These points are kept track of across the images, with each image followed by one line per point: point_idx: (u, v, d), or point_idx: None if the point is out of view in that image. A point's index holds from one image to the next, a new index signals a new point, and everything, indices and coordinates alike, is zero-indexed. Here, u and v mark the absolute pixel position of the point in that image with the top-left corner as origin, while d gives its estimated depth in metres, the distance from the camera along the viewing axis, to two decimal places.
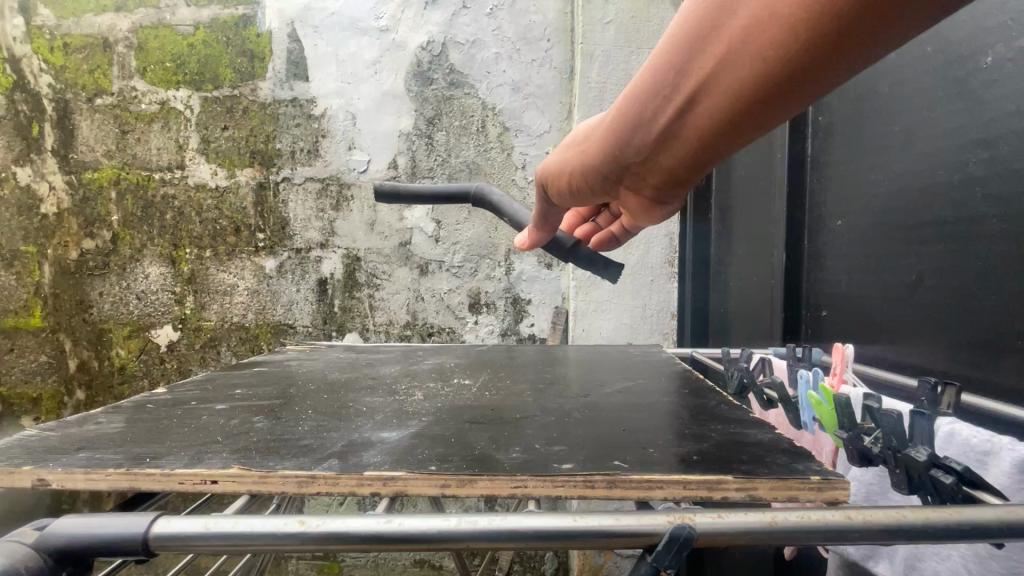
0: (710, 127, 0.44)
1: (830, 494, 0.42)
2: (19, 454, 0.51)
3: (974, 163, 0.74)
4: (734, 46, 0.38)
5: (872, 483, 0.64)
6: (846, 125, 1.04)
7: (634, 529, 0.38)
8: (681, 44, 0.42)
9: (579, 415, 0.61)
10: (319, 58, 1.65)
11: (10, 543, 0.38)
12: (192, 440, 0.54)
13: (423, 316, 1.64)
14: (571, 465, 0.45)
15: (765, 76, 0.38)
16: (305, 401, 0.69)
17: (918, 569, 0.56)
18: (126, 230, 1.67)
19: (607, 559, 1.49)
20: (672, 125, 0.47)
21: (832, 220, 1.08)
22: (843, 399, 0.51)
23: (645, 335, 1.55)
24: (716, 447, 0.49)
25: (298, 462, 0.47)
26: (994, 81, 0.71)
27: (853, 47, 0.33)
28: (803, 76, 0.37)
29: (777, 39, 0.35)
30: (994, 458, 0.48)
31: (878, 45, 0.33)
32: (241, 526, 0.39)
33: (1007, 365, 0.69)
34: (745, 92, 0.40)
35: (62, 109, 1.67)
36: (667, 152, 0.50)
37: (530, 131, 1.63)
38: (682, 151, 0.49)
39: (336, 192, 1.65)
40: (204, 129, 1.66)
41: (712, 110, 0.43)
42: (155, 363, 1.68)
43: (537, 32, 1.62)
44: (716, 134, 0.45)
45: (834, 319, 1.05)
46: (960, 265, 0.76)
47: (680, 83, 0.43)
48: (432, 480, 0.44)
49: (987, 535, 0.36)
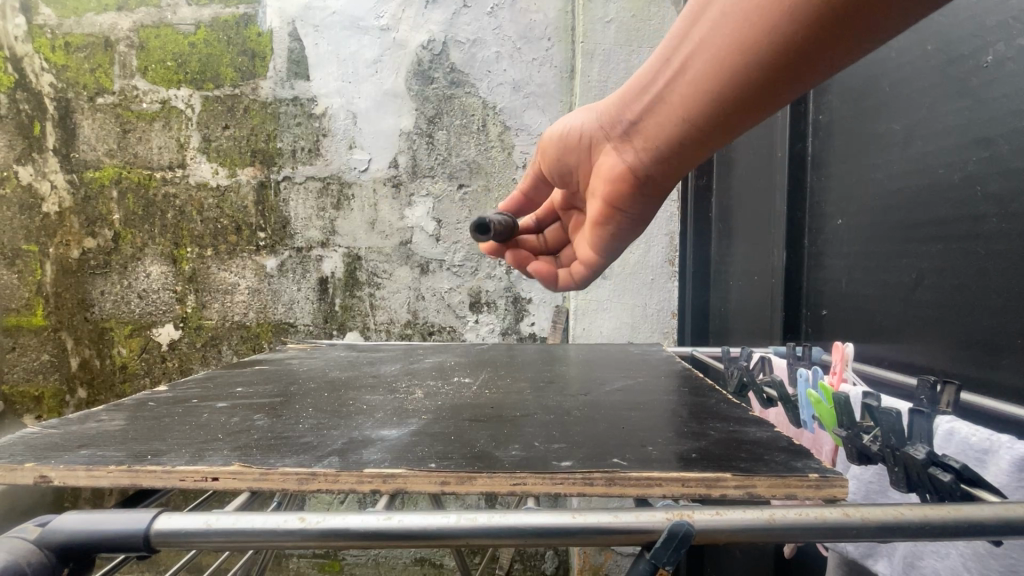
0: (691, 94, 0.55)
1: (829, 492, 0.42)
2: (21, 451, 0.51)
3: (974, 162, 0.74)
4: (719, 25, 0.49)
5: (871, 481, 0.64)
6: (846, 124, 1.04)
7: (633, 526, 0.38)
8: (689, 22, 0.54)
9: (579, 414, 0.61)
10: (320, 57, 1.65)
11: (12, 541, 0.38)
12: (193, 437, 0.55)
13: (423, 315, 1.64)
14: (571, 462, 0.46)
15: (737, 55, 0.48)
16: (306, 399, 0.69)
17: (917, 567, 0.56)
18: (128, 230, 1.68)
19: (607, 558, 1.49)
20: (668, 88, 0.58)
21: (832, 219, 1.08)
22: (842, 398, 0.52)
23: (645, 334, 1.55)
24: (715, 445, 0.49)
25: (299, 459, 0.47)
26: (994, 80, 0.72)
27: (816, 42, 0.43)
28: (771, 63, 0.47)
29: (755, 23, 0.46)
30: (993, 457, 0.49)
31: (840, 44, 0.42)
32: (242, 522, 0.39)
33: (1006, 363, 0.69)
34: (722, 68, 0.51)
35: (64, 108, 1.68)
36: (659, 116, 0.61)
37: (530, 130, 1.63)
38: (669, 117, 0.60)
39: (337, 191, 1.65)
40: (204, 129, 1.66)
41: (695, 79, 0.54)
42: (156, 361, 1.68)
43: (537, 31, 1.62)
44: (697, 103, 0.55)
45: (834, 318, 1.05)
46: (959, 264, 0.76)
47: (681, 52, 0.55)
48: (431, 477, 0.44)
49: (985, 533, 0.36)
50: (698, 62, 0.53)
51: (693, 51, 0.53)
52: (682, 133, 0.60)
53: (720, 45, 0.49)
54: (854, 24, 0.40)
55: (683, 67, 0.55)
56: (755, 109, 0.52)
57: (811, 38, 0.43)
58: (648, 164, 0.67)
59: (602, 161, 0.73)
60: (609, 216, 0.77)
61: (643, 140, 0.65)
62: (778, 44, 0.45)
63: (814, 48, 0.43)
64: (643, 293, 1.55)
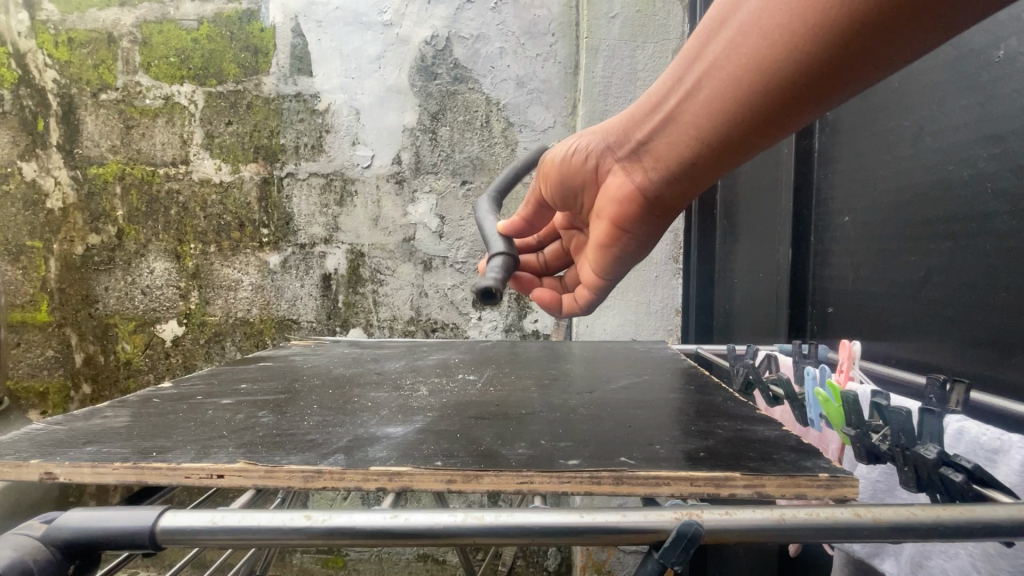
0: (707, 111, 0.54)
1: (839, 492, 0.41)
2: (27, 447, 0.51)
3: (984, 158, 0.73)
4: (739, 37, 0.48)
5: (879, 480, 0.64)
6: (854, 120, 1.03)
7: (641, 525, 0.38)
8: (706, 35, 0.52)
9: (585, 412, 0.61)
10: (323, 53, 1.64)
11: (17, 538, 0.38)
12: (199, 434, 0.54)
13: (427, 312, 1.64)
14: (578, 461, 0.45)
15: (758, 69, 0.47)
16: (310, 395, 0.69)
17: (925, 567, 0.56)
18: (131, 226, 1.68)
19: (610, 556, 1.49)
20: (683, 103, 0.57)
21: (839, 216, 1.07)
22: (850, 397, 0.51)
23: (649, 331, 1.55)
24: (722, 443, 0.49)
25: (304, 457, 0.47)
26: (1005, 75, 0.71)
27: (847, 57, 0.42)
28: (797, 79, 0.45)
29: (779, 37, 0.44)
30: (1004, 457, 0.48)
31: (874, 55, 0.41)
32: (247, 520, 0.39)
33: (1017, 362, 0.68)
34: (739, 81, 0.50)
35: (68, 104, 1.68)
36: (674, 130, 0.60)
37: (534, 126, 1.62)
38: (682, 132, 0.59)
39: (340, 187, 1.65)
40: (208, 125, 1.66)
41: (711, 94, 0.53)
42: (161, 357, 1.69)
43: (542, 26, 1.61)
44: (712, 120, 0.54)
45: (841, 316, 1.05)
46: (969, 262, 0.75)
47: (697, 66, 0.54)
48: (438, 476, 0.44)
49: (1000, 535, 0.36)
50: (713, 82, 0.52)
51: (708, 71, 0.53)
52: (696, 153, 0.59)
53: (739, 65, 0.49)
54: (890, 35, 0.39)
55: (698, 86, 0.54)
56: (774, 124, 0.51)
57: (844, 51, 0.41)
58: (662, 179, 0.65)
59: (613, 176, 0.72)
60: (615, 232, 0.76)
61: (654, 160, 0.65)
62: (805, 58, 0.43)
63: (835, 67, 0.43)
64: (647, 290, 1.54)
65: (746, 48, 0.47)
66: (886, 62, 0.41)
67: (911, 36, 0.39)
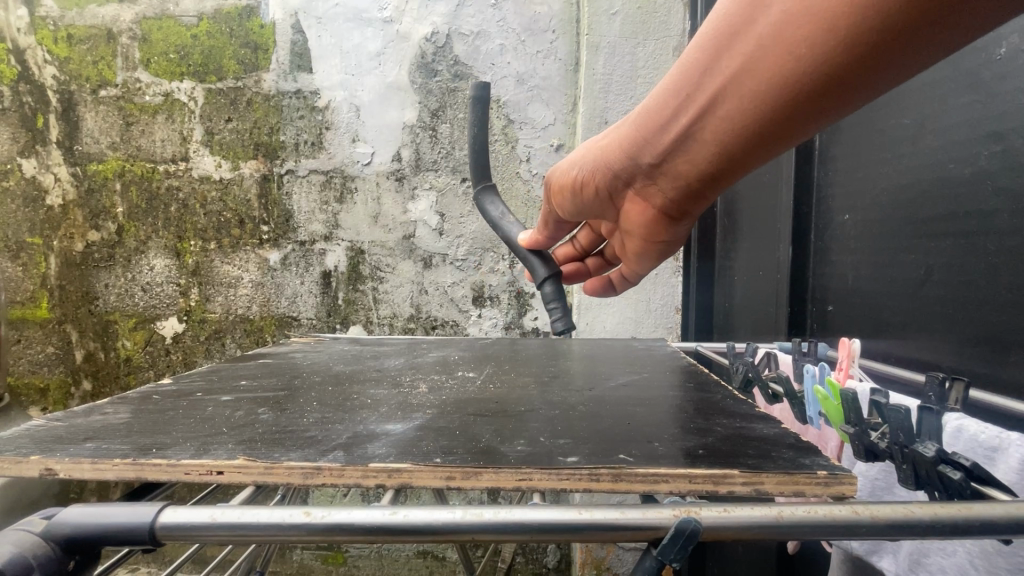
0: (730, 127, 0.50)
1: (837, 489, 0.41)
2: (27, 443, 0.51)
3: (985, 156, 0.73)
4: (757, 53, 0.44)
5: (877, 478, 0.64)
6: (854, 118, 1.03)
7: (640, 522, 0.38)
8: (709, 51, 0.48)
9: (584, 409, 0.61)
10: (323, 49, 1.64)
11: (17, 534, 0.38)
12: (198, 430, 0.54)
13: (427, 309, 1.64)
14: (576, 458, 0.45)
15: (786, 83, 0.43)
16: (310, 393, 0.69)
17: (923, 564, 0.56)
18: (131, 223, 1.68)
19: (609, 552, 1.50)
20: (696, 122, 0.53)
21: (839, 214, 1.07)
22: (849, 395, 0.51)
23: (649, 329, 1.55)
24: (721, 441, 0.49)
25: (303, 453, 0.47)
26: (1007, 73, 0.70)
27: (885, 58, 0.38)
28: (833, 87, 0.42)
29: (806, 48, 0.40)
30: (1003, 455, 0.48)
31: (916, 52, 0.37)
32: (246, 516, 0.39)
33: (1016, 361, 0.68)
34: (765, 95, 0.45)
35: (67, 101, 1.67)
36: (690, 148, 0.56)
37: (534, 123, 1.62)
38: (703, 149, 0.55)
39: (340, 184, 1.65)
40: (207, 122, 1.66)
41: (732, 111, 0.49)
42: (161, 354, 1.69)
43: (542, 23, 1.60)
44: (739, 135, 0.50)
45: (841, 314, 1.05)
46: (969, 260, 0.75)
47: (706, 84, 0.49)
48: (436, 472, 0.44)
49: (997, 532, 0.36)
50: (731, 100, 0.48)
51: (722, 89, 0.48)
52: (722, 165, 0.56)
53: (765, 81, 0.44)
54: (936, 31, 0.35)
55: (713, 105, 0.50)
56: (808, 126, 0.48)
57: (882, 54, 0.38)
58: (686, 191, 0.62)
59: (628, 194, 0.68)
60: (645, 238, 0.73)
61: (673, 177, 0.61)
62: (840, 66, 0.40)
63: (871, 70, 0.39)
64: (647, 288, 1.54)
65: (767, 65, 0.43)
66: (924, 56, 0.38)
67: (953, 36, 0.36)
